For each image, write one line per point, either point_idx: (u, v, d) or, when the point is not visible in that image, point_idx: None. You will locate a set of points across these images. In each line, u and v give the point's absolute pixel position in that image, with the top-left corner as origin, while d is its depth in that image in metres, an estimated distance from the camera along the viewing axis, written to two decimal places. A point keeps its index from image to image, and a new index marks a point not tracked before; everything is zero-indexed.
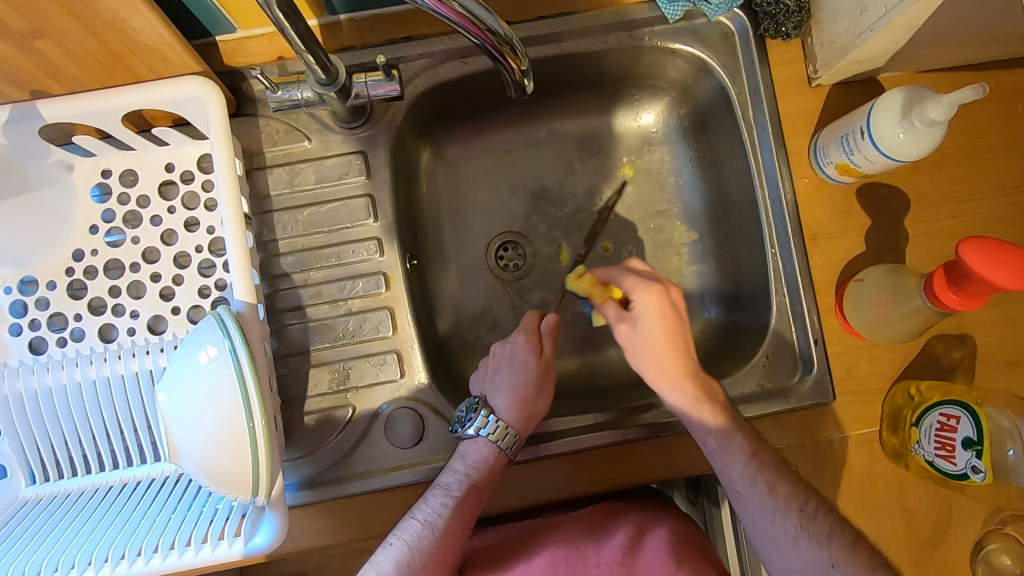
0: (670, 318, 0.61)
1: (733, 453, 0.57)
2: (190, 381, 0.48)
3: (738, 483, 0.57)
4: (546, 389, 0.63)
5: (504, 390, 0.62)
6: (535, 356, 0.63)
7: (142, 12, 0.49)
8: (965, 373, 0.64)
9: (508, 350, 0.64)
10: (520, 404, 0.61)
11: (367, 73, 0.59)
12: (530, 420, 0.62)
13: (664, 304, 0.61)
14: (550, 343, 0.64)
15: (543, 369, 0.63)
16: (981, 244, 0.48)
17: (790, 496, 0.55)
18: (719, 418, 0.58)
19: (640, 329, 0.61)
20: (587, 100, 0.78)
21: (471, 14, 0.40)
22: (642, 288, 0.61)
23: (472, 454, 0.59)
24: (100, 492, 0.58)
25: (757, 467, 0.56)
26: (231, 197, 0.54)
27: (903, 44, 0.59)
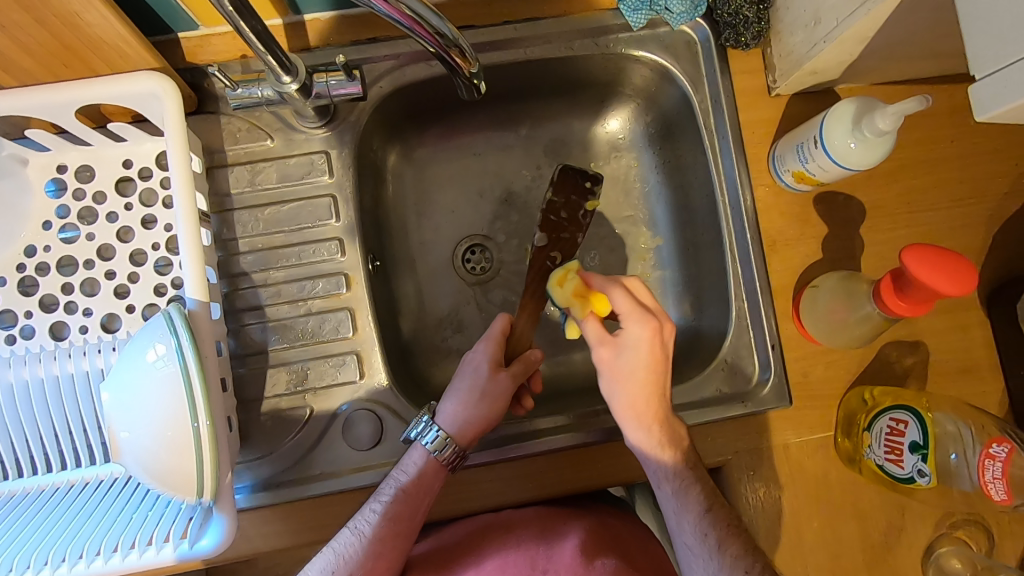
0: (653, 356, 0.57)
1: (687, 504, 0.55)
2: (135, 379, 0.48)
3: (686, 537, 0.55)
4: (492, 397, 0.61)
5: (450, 394, 0.62)
6: (489, 364, 0.63)
7: (97, 7, 0.49)
8: (917, 379, 0.66)
9: (468, 359, 0.65)
10: (461, 410, 0.60)
11: (327, 72, 0.59)
12: (469, 429, 0.60)
13: (651, 338, 0.56)
14: (517, 364, 0.64)
15: (493, 377, 0.62)
16: (920, 253, 0.50)
17: (739, 556, 0.52)
18: (678, 465, 0.56)
19: (622, 358, 0.57)
20: (555, 106, 0.78)
21: (417, 16, 0.41)
22: (637, 319, 0.56)
23: (406, 461, 0.59)
24: (46, 493, 0.56)
25: (710, 524, 0.54)
26: (186, 195, 0.54)
27: (856, 56, 0.60)
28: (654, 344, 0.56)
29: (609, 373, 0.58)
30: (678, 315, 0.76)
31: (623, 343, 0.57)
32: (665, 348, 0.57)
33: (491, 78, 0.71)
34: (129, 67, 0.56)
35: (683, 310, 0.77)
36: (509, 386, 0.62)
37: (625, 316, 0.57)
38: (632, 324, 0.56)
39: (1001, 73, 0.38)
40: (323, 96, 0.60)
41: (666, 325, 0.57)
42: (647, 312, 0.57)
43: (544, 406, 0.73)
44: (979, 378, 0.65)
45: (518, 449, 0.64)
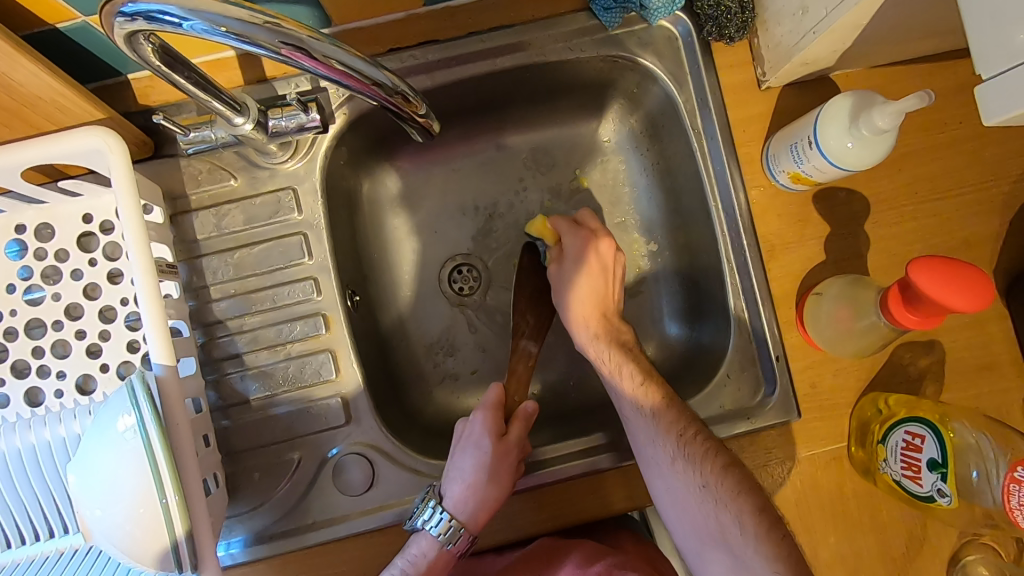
0: (592, 266, 0.64)
1: (620, 378, 0.60)
2: (100, 458, 0.46)
3: (625, 408, 0.59)
4: (499, 475, 0.59)
5: (456, 476, 0.59)
6: (491, 437, 0.60)
7: (24, 64, 0.46)
8: (933, 381, 0.62)
9: (468, 430, 0.62)
10: (471, 491, 0.58)
11: (282, 108, 0.56)
12: (481, 512, 0.58)
13: (587, 243, 0.64)
14: (517, 430, 0.61)
15: (499, 454, 0.59)
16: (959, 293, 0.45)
17: (672, 423, 0.56)
18: (613, 350, 0.62)
19: (565, 268, 0.65)
20: (534, 114, 0.74)
21: (356, 72, 0.39)
22: (573, 233, 0.65)
23: (411, 551, 0.57)
24: (37, 563, 0.55)
25: (644, 382, 0.59)
26: (142, 253, 0.51)
27: (851, 43, 0.55)
28: (587, 252, 0.64)
29: (558, 279, 0.66)
30: (677, 326, 0.74)
31: (567, 260, 0.65)
32: (603, 253, 0.64)
33: (462, 93, 0.68)
34: (73, 119, 0.53)
35: (682, 321, 0.73)
36: (515, 460, 0.60)
37: (565, 234, 0.66)
38: (569, 240, 0.65)
39: (1011, 73, 0.34)
40: (281, 132, 0.56)
41: (604, 236, 0.65)
42: (587, 227, 0.66)
43: (542, 429, 0.70)
44: (1002, 375, 0.61)
45: (514, 483, 0.62)
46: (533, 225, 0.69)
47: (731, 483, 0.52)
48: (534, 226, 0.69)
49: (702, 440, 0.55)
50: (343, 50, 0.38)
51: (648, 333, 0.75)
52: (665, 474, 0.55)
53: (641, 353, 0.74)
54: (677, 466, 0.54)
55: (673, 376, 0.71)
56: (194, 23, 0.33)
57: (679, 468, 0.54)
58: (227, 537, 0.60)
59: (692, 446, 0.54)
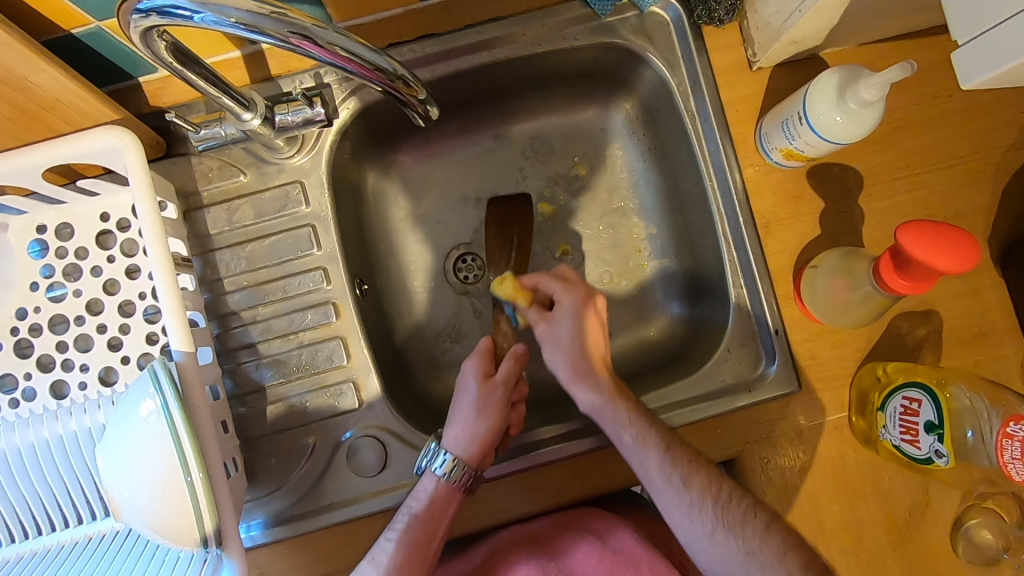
0: (592, 322, 0.63)
1: (645, 446, 0.57)
2: (127, 439, 0.48)
3: (654, 477, 0.57)
4: (487, 411, 0.61)
5: (451, 420, 0.62)
6: (477, 377, 0.63)
7: (43, 68, 0.48)
8: (931, 350, 0.63)
9: (461, 377, 0.65)
10: (464, 430, 0.61)
11: (288, 103, 0.58)
12: (475, 447, 0.60)
13: (584, 304, 0.64)
14: (505, 365, 0.63)
15: (486, 391, 0.62)
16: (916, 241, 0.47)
17: (704, 493, 0.55)
18: (627, 412, 0.59)
19: (559, 327, 0.64)
20: (532, 104, 0.76)
21: (358, 57, 0.40)
22: (568, 291, 0.64)
23: (418, 489, 0.59)
24: (66, 549, 0.57)
25: (633, 416, 0.58)
26: (159, 247, 0.53)
27: (837, 20, 0.57)
28: (582, 313, 0.63)
29: (551, 339, 0.64)
30: (678, 306, 0.75)
31: (557, 316, 0.64)
32: (598, 309, 0.64)
33: (461, 85, 0.69)
34: (89, 121, 0.56)
35: (683, 301, 0.75)
36: (502, 395, 0.62)
37: (558, 294, 0.65)
38: (565, 298, 0.64)
39: (984, 37, 0.36)
40: (287, 127, 0.59)
41: (599, 295, 0.65)
42: (576, 284, 0.65)
43: (548, 412, 0.72)
44: (999, 343, 0.62)
45: (525, 460, 0.63)
46: (502, 287, 0.67)
47: (743, 505, 0.54)
48: (506, 288, 0.67)
49: (738, 500, 0.55)
50: (347, 37, 0.39)
51: (651, 314, 0.76)
52: (707, 545, 0.55)
53: (644, 334, 0.76)
54: (717, 536, 0.54)
55: (676, 355, 0.73)
56: (205, 16, 0.35)
57: (720, 539, 0.54)
58: (246, 520, 0.62)
59: (729, 510, 0.54)
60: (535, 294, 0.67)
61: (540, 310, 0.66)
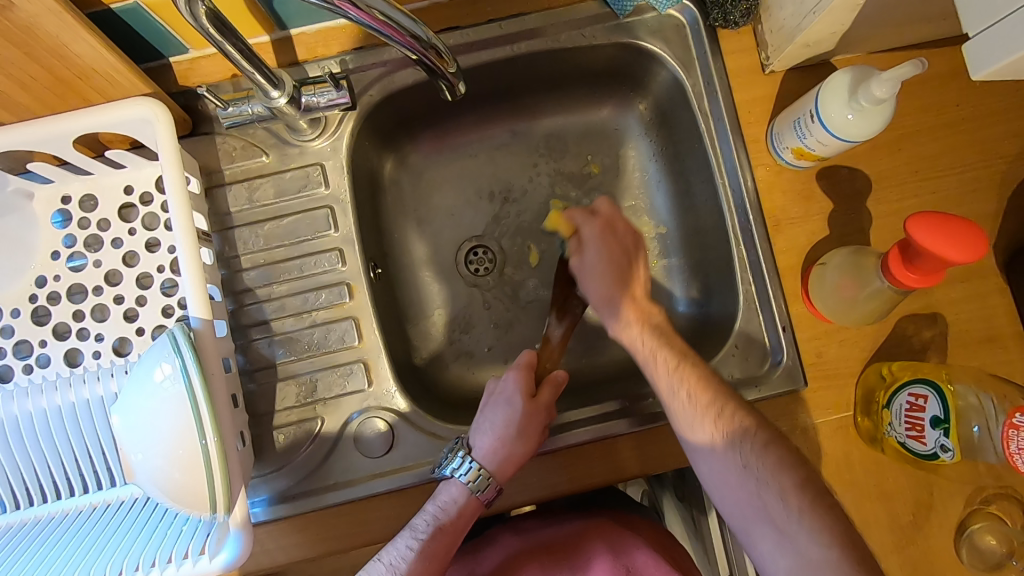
0: (613, 246, 0.65)
1: (654, 366, 0.60)
2: (145, 402, 0.49)
3: (669, 403, 0.58)
4: (528, 433, 0.61)
5: (486, 429, 0.61)
6: (522, 395, 0.62)
7: (83, 36, 0.50)
8: (937, 352, 0.63)
9: (500, 387, 0.64)
10: (499, 444, 0.60)
11: (316, 85, 0.60)
12: (507, 465, 0.60)
13: (604, 231, 0.66)
14: (547, 392, 0.63)
15: (529, 412, 0.61)
16: (924, 222, 0.48)
17: (716, 424, 0.56)
18: (674, 373, 0.58)
19: (588, 256, 0.65)
20: (548, 102, 0.78)
21: (393, 22, 0.42)
22: (587, 221, 0.67)
23: (442, 497, 0.60)
24: (71, 517, 0.56)
25: (680, 376, 0.58)
26: (184, 217, 0.54)
27: (849, 25, 0.59)
28: (606, 238, 0.65)
29: (580, 271, 0.66)
30: (686, 305, 0.76)
31: (586, 244, 0.66)
32: (626, 242, 0.65)
33: (482, 78, 0.71)
34: (121, 93, 0.57)
35: (691, 300, 0.76)
36: (544, 421, 0.62)
37: (580, 222, 0.67)
38: (586, 229, 0.66)
39: (996, 28, 0.38)
40: (312, 108, 0.60)
41: (620, 220, 0.66)
42: (610, 220, 0.66)
43: (555, 402, 0.72)
44: (1005, 349, 0.63)
45: None
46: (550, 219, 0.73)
47: (758, 440, 0.54)
48: (552, 221, 0.73)
49: (753, 436, 0.54)
50: (385, 2, 0.41)
51: (658, 312, 0.77)
52: (710, 458, 0.56)
53: None
54: (733, 463, 0.55)
55: None
56: None
57: (725, 466, 0.55)
58: (251, 496, 0.62)
59: (741, 445, 0.54)
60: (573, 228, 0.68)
61: (585, 215, 0.67)
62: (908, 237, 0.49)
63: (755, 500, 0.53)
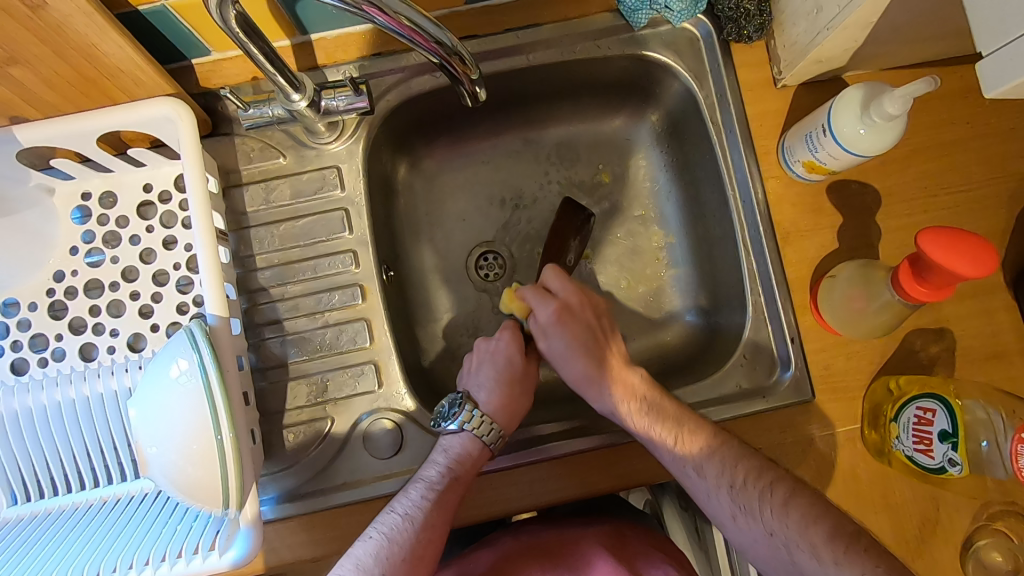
0: (575, 326, 0.66)
1: (659, 446, 0.59)
2: (162, 396, 0.49)
3: (667, 463, 0.59)
4: (526, 383, 0.67)
5: (486, 386, 0.66)
6: (519, 353, 0.68)
7: (113, 37, 0.51)
8: (944, 367, 0.64)
9: (493, 346, 0.68)
10: (505, 399, 0.65)
11: (336, 89, 0.60)
12: (510, 414, 0.65)
13: (562, 313, 0.67)
14: (535, 352, 0.70)
15: (527, 367, 0.68)
16: (935, 237, 0.49)
17: (720, 473, 0.57)
18: (644, 417, 0.61)
19: (555, 342, 0.67)
20: (562, 111, 0.79)
21: (418, 26, 0.43)
22: (542, 304, 0.68)
23: (449, 446, 0.61)
24: (81, 510, 0.57)
25: (662, 422, 0.59)
26: (204, 215, 0.55)
27: (862, 42, 0.60)
28: (562, 321, 0.67)
29: (556, 357, 0.67)
30: (694, 314, 0.77)
31: (546, 329, 0.67)
32: (586, 319, 0.67)
33: (497, 86, 0.72)
34: (145, 93, 0.58)
35: (698, 310, 0.77)
36: (534, 378, 0.68)
37: (535, 304, 0.68)
38: (540, 309, 0.68)
39: (1010, 47, 0.39)
40: (331, 111, 0.61)
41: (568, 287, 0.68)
42: (579, 296, 0.67)
43: (562, 408, 0.73)
44: (1013, 366, 0.63)
45: (538, 452, 0.64)
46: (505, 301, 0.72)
47: (760, 482, 0.55)
48: (506, 303, 0.71)
49: (754, 482, 0.55)
50: (411, 8, 0.42)
51: (666, 321, 0.77)
52: (735, 528, 0.56)
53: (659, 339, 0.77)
54: (740, 518, 0.56)
55: (690, 361, 0.74)
56: None
57: (742, 522, 0.55)
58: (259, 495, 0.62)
59: (745, 490, 0.55)
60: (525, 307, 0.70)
61: (539, 291, 0.69)
62: (918, 251, 0.50)
63: (786, 560, 0.53)
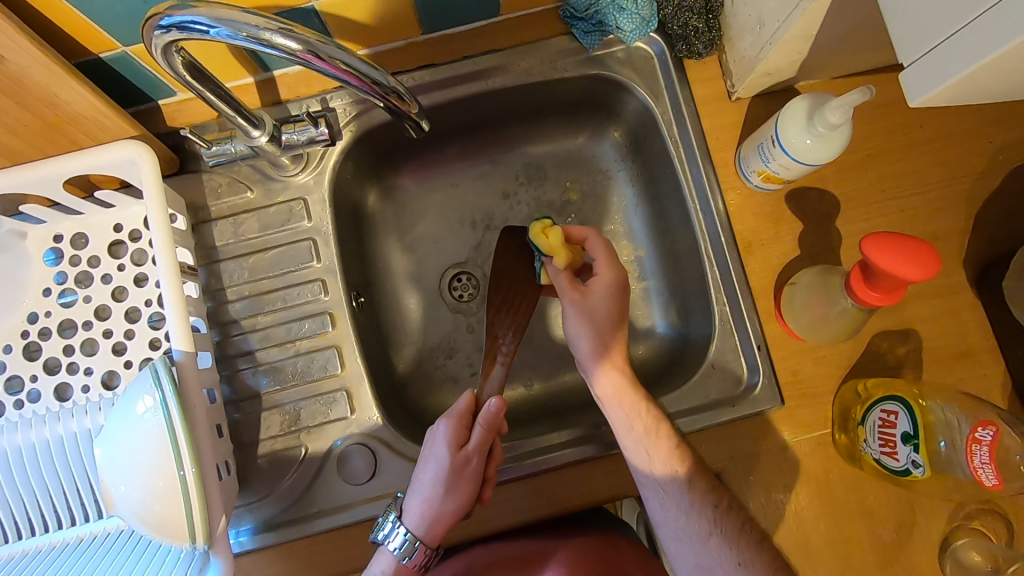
0: (620, 297, 0.63)
1: (630, 429, 0.60)
2: (126, 434, 0.50)
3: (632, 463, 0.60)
4: (456, 490, 0.58)
5: (415, 489, 0.60)
6: (449, 448, 0.60)
7: (72, 85, 0.53)
8: (911, 368, 0.64)
9: (432, 438, 0.62)
10: (427, 507, 0.59)
11: (295, 124, 0.62)
12: (436, 525, 0.59)
13: (618, 284, 0.63)
14: (478, 439, 0.60)
15: (458, 469, 0.59)
16: (880, 241, 0.50)
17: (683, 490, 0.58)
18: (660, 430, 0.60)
19: (592, 301, 0.63)
20: (527, 132, 0.80)
21: (354, 69, 0.45)
22: (611, 268, 0.63)
23: (372, 569, 0.58)
24: (56, 550, 0.57)
25: (675, 449, 0.59)
26: (167, 253, 0.57)
27: (806, 54, 0.61)
28: (619, 292, 0.63)
29: (582, 312, 0.63)
30: (665, 326, 0.77)
31: (592, 296, 0.63)
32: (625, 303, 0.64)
33: (460, 111, 0.74)
34: (109, 136, 0.60)
35: (670, 321, 0.77)
36: (473, 472, 0.59)
37: (600, 265, 0.63)
38: (605, 272, 0.63)
39: (926, 58, 0.40)
40: (293, 145, 0.63)
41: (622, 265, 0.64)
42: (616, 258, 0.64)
43: (538, 425, 0.73)
44: (979, 364, 0.64)
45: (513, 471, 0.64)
46: (541, 237, 0.65)
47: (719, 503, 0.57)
48: (541, 235, 0.65)
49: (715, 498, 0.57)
50: (347, 52, 0.44)
51: (639, 333, 0.78)
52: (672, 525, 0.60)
53: (633, 352, 0.78)
54: (687, 518, 0.58)
55: (665, 372, 0.75)
56: (220, 30, 0.41)
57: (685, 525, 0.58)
58: (235, 526, 0.63)
59: (703, 505, 0.57)
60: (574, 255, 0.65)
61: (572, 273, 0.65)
62: (863, 257, 0.51)
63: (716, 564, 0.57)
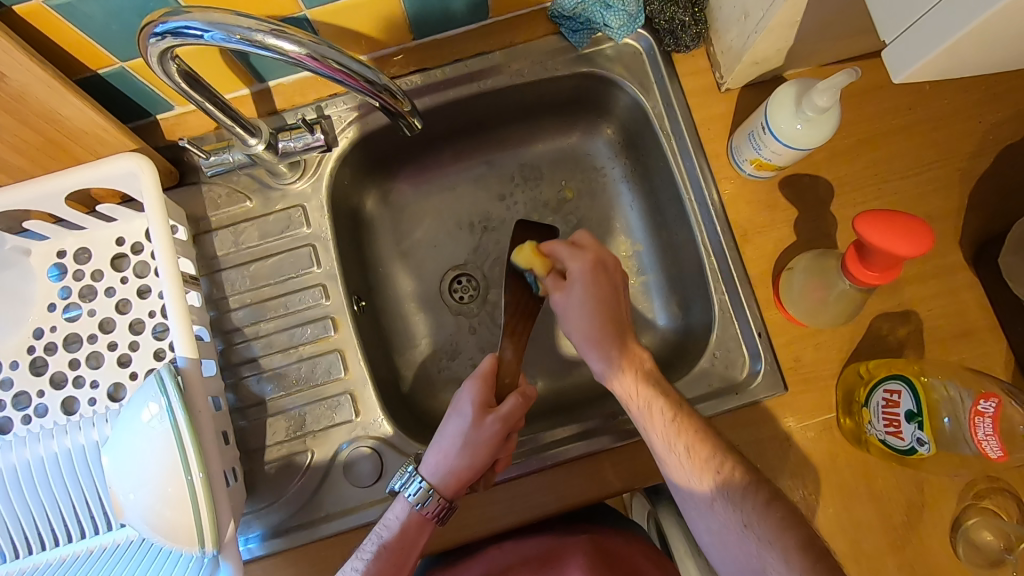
0: (604, 287, 0.63)
1: (651, 419, 0.58)
2: (134, 442, 0.50)
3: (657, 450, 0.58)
4: (474, 445, 0.59)
5: (438, 442, 0.61)
6: (475, 407, 0.60)
7: (71, 100, 0.54)
8: (913, 348, 0.64)
9: (459, 398, 0.62)
10: (445, 460, 0.59)
11: (291, 130, 0.62)
12: (451, 479, 0.59)
13: (595, 270, 0.63)
14: (506, 404, 0.60)
15: (479, 425, 0.60)
16: (875, 218, 0.50)
17: (741, 491, 0.54)
18: (666, 419, 0.58)
19: (573, 295, 0.63)
20: (520, 133, 0.81)
21: (348, 69, 0.46)
22: (574, 259, 0.64)
23: (388, 516, 0.59)
24: (68, 562, 0.57)
25: (677, 426, 0.57)
26: (170, 263, 0.57)
27: (792, 41, 0.62)
28: (596, 279, 0.62)
29: (566, 309, 0.63)
30: (667, 318, 0.77)
31: (575, 282, 0.63)
32: (614, 286, 0.63)
33: (454, 113, 0.75)
34: (109, 150, 0.61)
35: (671, 314, 0.77)
36: (495, 433, 0.60)
37: (565, 260, 0.64)
38: (574, 264, 0.63)
39: (907, 34, 0.41)
40: (290, 152, 0.63)
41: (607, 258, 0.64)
42: (588, 249, 0.64)
43: (544, 422, 0.73)
44: (981, 341, 0.64)
45: (519, 467, 0.64)
46: (522, 254, 0.67)
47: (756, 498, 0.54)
48: (525, 255, 0.67)
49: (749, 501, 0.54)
50: (338, 51, 0.45)
51: (640, 327, 0.78)
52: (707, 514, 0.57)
53: None
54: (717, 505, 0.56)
55: (667, 365, 0.75)
56: (214, 34, 0.42)
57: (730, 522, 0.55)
58: (245, 532, 0.63)
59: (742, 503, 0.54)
60: (553, 263, 0.67)
61: (556, 279, 0.65)
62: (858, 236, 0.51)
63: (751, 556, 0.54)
